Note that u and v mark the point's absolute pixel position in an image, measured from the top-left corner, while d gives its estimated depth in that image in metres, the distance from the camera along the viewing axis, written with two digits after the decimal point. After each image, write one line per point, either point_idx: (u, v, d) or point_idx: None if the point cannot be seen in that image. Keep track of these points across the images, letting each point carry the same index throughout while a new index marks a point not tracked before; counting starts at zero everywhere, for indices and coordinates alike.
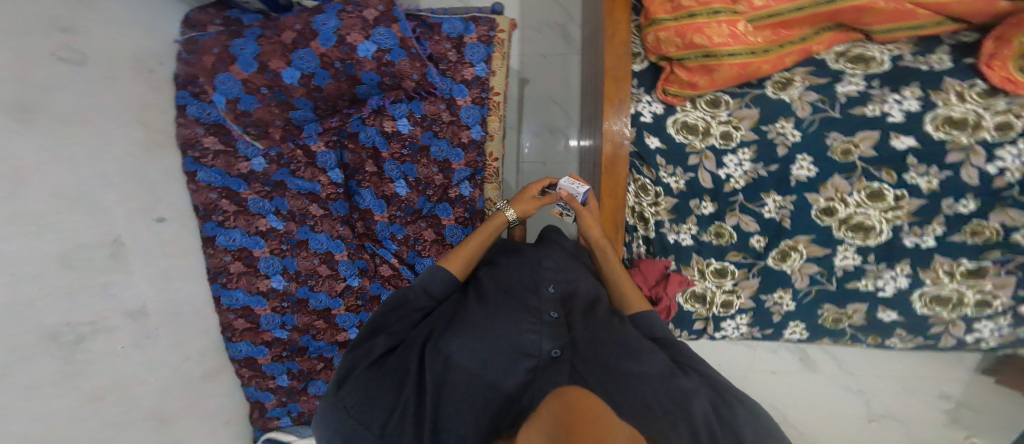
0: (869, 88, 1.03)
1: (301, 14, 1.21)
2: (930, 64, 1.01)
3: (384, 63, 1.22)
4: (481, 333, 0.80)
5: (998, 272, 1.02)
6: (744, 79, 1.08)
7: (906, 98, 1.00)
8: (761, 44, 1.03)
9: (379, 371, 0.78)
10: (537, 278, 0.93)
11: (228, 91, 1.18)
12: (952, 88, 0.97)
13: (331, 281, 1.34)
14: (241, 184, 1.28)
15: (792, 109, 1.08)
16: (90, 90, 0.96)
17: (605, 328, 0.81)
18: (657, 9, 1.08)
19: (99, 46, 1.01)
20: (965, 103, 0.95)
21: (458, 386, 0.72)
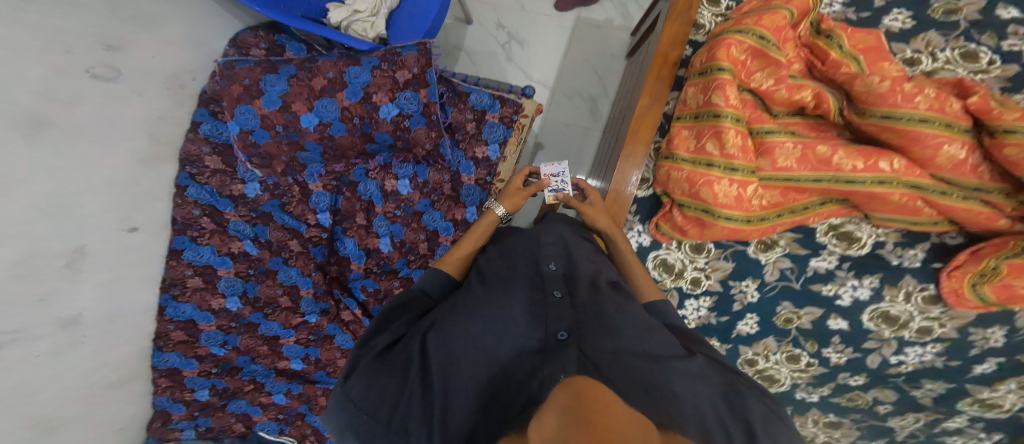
0: (836, 268, 1.12)
1: (337, 61, 1.31)
2: (898, 260, 1.08)
3: (401, 127, 1.39)
4: (481, 313, 0.68)
5: (851, 427, 1.38)
6: (733, 238, 1.07)
7: (862, 285, 1.11)
8: (757, 212, 1.01)
9: (384, 359, 0.66)
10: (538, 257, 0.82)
11: (244, 122, 1.27)
12: (905, 286, 1.08)
13: (288, 314, 1.44)
14: (228, 206, 1.36)
15: (763, 271, 1.17)
16: (110, 104, 1.07)
17: (612, 307, 0.68)
18: (680, 143, 1.06)
19: (140, 64, 1.14)
20: (908, 303, 1.09)
21: (460, 373, 0.60)
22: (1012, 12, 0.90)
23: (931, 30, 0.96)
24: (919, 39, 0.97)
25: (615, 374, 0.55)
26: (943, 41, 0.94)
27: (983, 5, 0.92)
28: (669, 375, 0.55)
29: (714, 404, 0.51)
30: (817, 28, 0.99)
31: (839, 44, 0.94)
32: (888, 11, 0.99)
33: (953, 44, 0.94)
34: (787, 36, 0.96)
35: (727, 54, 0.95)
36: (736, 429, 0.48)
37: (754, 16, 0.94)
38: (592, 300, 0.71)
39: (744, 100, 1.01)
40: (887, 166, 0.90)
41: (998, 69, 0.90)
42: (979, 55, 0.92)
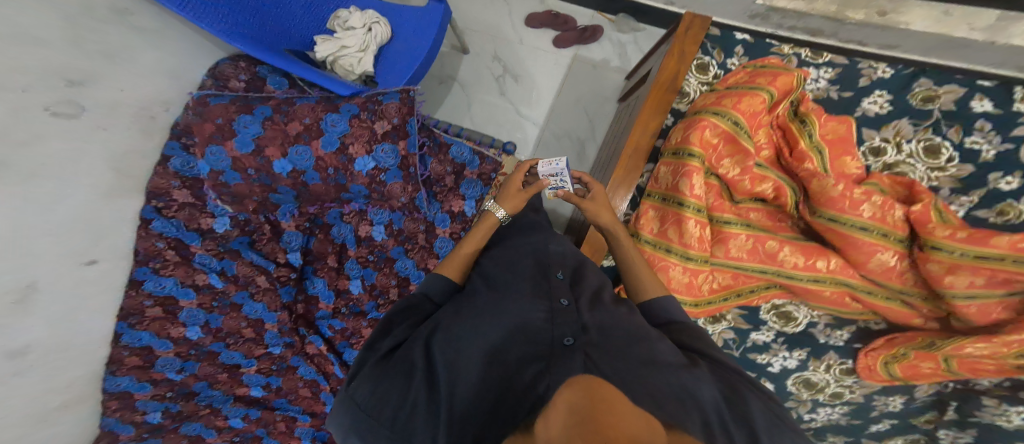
0: (772, 341, 1.20)
1: (315, 106, 1.19)
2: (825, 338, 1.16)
3: (377, 180, 1.30)
4: (488, 315, 0.66)
5: None
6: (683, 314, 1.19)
7: (788, 356, 1.20)
8: (706, 296, 1.13)
9: (388, 362, 0.63)
10: (545, 263, 0.79)
11: (215, 162, 1.14)
12: (828, 359, 1.16)
13: (251, 344, 1.33)
14: (195, 239, 1.21)
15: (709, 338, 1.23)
16: (73, 141, 0.93)
17: (621, 316, 0.68)
18: (646, 223, 1.12)
19: (108, 97, 0.99)
20: (828, 373, 1.18)
21: (469, 374, 0.59)
22: (984, 105, 1.01)
23: (903, 119, 1.06)
24: (890, 126, 1.07)
25: (628, 380, 0.54)
26: (915, 132, 1.05)
27: (959, 96, 1.03)
28: (679, 381, 0.55)
29: (721, 409, 0.52)
30: (796, 109, 1.09)
31: (810, 133, 1.03)
32: (869, 94, 1.09)
33: (922, 136, 1.04)
34: (761, 122, 1.05)
35: (704, 138, 1.03)
36: (739, 432, 0.50)
37: (735, 99, 1.02)
38: (601, 307, 0.69)
39: (711, 185, 1.09)
40: (823, 265, 1.03)
41: (955, 167, 1.02)
42: (941, 150, 1.03)
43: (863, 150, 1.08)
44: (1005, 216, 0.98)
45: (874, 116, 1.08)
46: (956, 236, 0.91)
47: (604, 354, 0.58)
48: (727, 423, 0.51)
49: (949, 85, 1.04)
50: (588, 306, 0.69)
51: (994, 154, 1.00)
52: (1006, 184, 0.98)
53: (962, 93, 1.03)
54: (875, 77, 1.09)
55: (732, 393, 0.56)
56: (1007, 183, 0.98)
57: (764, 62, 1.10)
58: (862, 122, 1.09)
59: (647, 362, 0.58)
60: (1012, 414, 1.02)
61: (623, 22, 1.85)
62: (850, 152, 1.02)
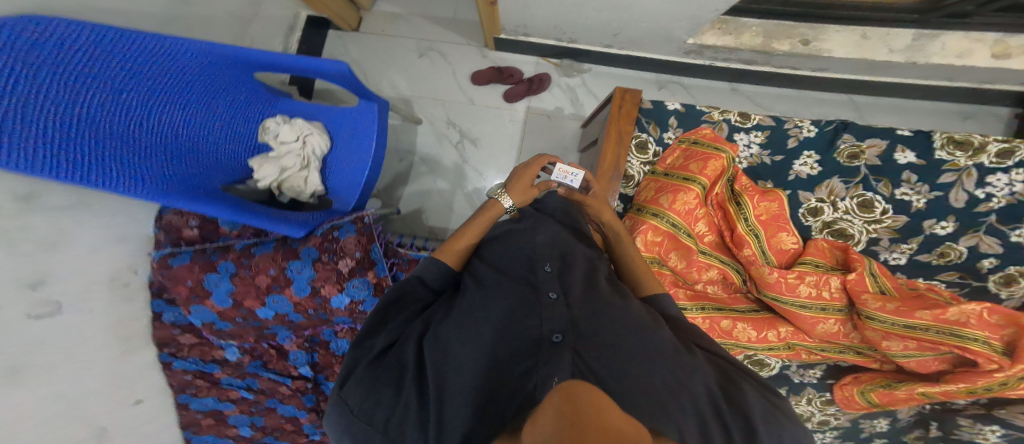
0: None
1: (276, 250, 0.95)
2: (799, 379, 0.93)
3: (359, 311, 0.97)
4: (473, 313, 0.58)
5: None
6: None
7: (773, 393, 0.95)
8: None
9: (381, 365, 0.56)
10: (527, 248, 0.68)
11: (202, 315, 0.98)
12: (807, 394, 0.93)
13: (295, 435, 1.17)
14: (215, 367, 1.07)
15: None
16: (58, 337, 0.74)
17: (617, 306, 0.58)
18: None
19: (76, 279, 0.76)
20: (809, 406, 0.96)
21: (459, 373, 0.51)
22: (907, 158, 0.85)
23: (835, 178, 0.87)
24: (822, 188, 0.87)
25: (618, 378, 0.48)
26: (844, 189, 0.87)
27: (885, 149, 0.86)
28: (672, 374, 0.49)
29: (714, 399, 0.46)
30: (732, 188, 0.87)
31: (747, 214, 0.83)
32: (798, 154, 0.89)
33: (845, 190, 0.87)
34: (697, 214, 0.84)
35: (644, 242, 0.82)
36: (735, 424, 0.44)
37: (664, 197, 0.82)
38: (595, 297, 0.60)
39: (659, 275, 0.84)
40: (784, 331, 0.82)
41: (889, 218, 0.86)
42: (872, 204, 0.86)
43: (801, 213, 0.89)
44: (937, 258, 0.85)
45: (807, 177, 0.89)
46: (888, 307, 0.72)
47: (595, 350, 0.51)
48: (723, 417, 0.45)
49: (874, 138, 0.87)
50: (580, 297, 0.60)
51: (921, 204, 0.84)
52: (939, 228, 0.84)
53: (881, 141, 0.86)
54: (787, 134, 0.90)
55: (726, 381, 0.50)
56: (937, 227, 0.84)
57: (708, 139, 0.88)
58: (793, 194, 0.89)
59: (640, 351, 0.51)
60: (989, 434, 0.88)
61: (569, 64, 1.28)
62: (787, 225, 0.83)
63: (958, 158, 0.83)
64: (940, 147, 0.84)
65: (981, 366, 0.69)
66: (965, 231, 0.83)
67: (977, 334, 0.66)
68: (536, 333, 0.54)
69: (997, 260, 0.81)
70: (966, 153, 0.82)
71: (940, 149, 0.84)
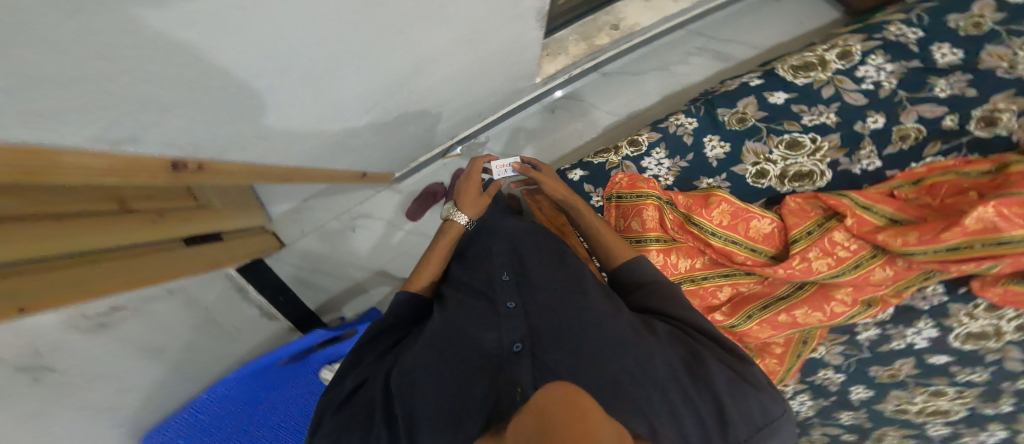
0: (882, 326, 0.75)
1: None
2: (927, 303, 0.71)
3: None
4: (432, 342, 0.46)
5: None
6: (797, 367, 0.83)
7: (922, 329, 0.72)
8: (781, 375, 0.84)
9: (347, 409, 0.46)
10: (490, 257, 0.58)
11: None
12: (958, 311, 0.69)
13: None
14: None
15: (824, 361, 0.81)
16: None
17: (578, 289, 0.50)
18: None
19: None
20: (979, 318, 0.68)
21: (424, 402, 0.41)
22: (780, 97, 0.77)
23: (747, 142, 0.77)
24: (747, 155, 0.77)
25: (583, 366, 0.41)
26: (767, 145, 0.75)
27: (758, 100, 0.78)
28: (643, 361, 0.41)
29: (681, 379, 0.41)
30: (679, 210, 0.78)
31: (709, 228, 0.74)
32: (700, 138, 0.80)
33: (766, 145, 0.76)
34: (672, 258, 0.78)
35: None
36: (703, 405, 0.39)
37: None
38: (551, 283, 0.52)
39: None
40: (842, 297, 0.69)
41: (826, 142, 0.73)
42: (800, 143, 0.74)
43: (750, 182, 0.76)
44: (906, 143, 0.70)
45: (727, 154, 0.79)
46: (914, 239, 0.58)
47: (556, 349, 0.43)
48: (691, 401, 0.39)
49: (746, 97, 0.80)
50: (545, 296, 0.50)
51: (834, 119, 0.74)
52: (873, 124, 0.72)
53: (752, 96, 0.79)
54: (672, 130, 0.82)
55: (690, 356, 0.43)
56: (870, 125, 0.72)
57: (626, 188, 0.80)
58: (729, 180, 0.77)
59: (615, 340, 0.43)
60: None
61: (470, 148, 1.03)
62: (753, 213, 0.72)
63: (816, 76, 0.76)
64: (792, 76, 0.78)
65: None
66: (897, 114, 0.71)
67: (1019, 235, 0.52)
68: (500, 344, 0.45)
69: (954, 114, 0.68)
70: (820, 68, 0.76)
71: (795, 78, 0.77)
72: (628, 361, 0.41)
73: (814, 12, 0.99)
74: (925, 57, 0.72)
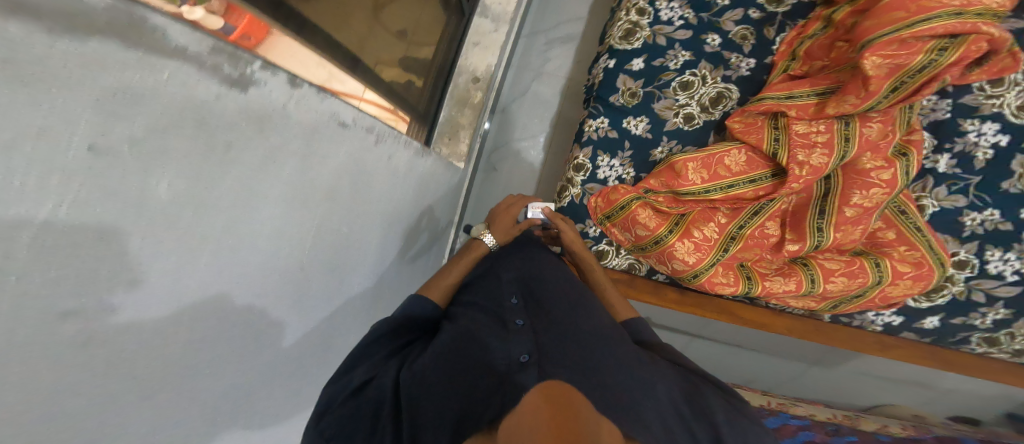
0: (950, 150, 0.80)
1: None
2: (943, 112, 0.80)
3: None
4: (456, 351, 0.55)
5: None
6: (928, 234, 0.75)
7: (979, 127, 0.78)
8: (924, 251, 0.75)
9: (358, 396, 0.51)
10: (502, 285, 0.69)
11: None
12: (982, 100, 0.77)
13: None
14: None
15: (953, 210, 0.81)
16: None
17: (586, 314, 0.62)
18: (789, 284, 0.80)
19: None
20: (1009, 92, 0.75)
21: (437, 404, 0.49)
22: (637, 65, 0.91)
23: (652, 106, 0.89)
24: (664, 112, 0.88)
25: (589, 379, 0.48)
26: (670, 97, 0.89)
27: (626, 77, 0.91)
28: (645, 386, 0.49)
29: (680, 408, 0.48)
30: (660, 193, 0.82)
31: (701, 191, 0.78)
32: (621, 125, 0.90)
33: (670, 99, 0.89)
34: (696, 234, 0.79)
35: (723, 286, 0.82)
36: (698, 427, 0.47)
37: (676, 265, 0.80)
38: (557, 310, 0.63)
39: (779, 273, 0.82)
40: (873, 163, 0.72)
41: (703, 69, 0.89)
42: (688, 84, 0.89)
43: (686, 129, 0.88)
44: (750, 39, 0.90)
45: (650, 122, 0.89)
46: (857, 100, 0.68)
47: (563, 365, 0.50)
48: (687, 423, 0.47)
49: (618, 77, 0.92)
50: (548, 322, 0.60)
51: (687, 53, 0.91)
52: (714, 41, 0.91)
53: (621, 74, 0.92)
54: (596, 135, 0.91)
55: (691, 388, 0.51)
56: (714, 43, 0.91)
57: (607, 207, 0.84)
58: (673, 137, 0.88)
59: (613, 361, 0.52)
60: None
61: None
62: (717, 156, 0.79)
63: (642, 35, 0.92)
64: (629, 44, 0.93)
65: (981, 36, 0.61)
66: (721, 23, 0.92)
67: (924, 58, 0.62)
68: (506, 360, 0.52)
69: (754, 7, 0.92)
70: (642, 26, 0.92)
71: (630, 45, 0.92)
72: (625, 378, 0.50)
73: None
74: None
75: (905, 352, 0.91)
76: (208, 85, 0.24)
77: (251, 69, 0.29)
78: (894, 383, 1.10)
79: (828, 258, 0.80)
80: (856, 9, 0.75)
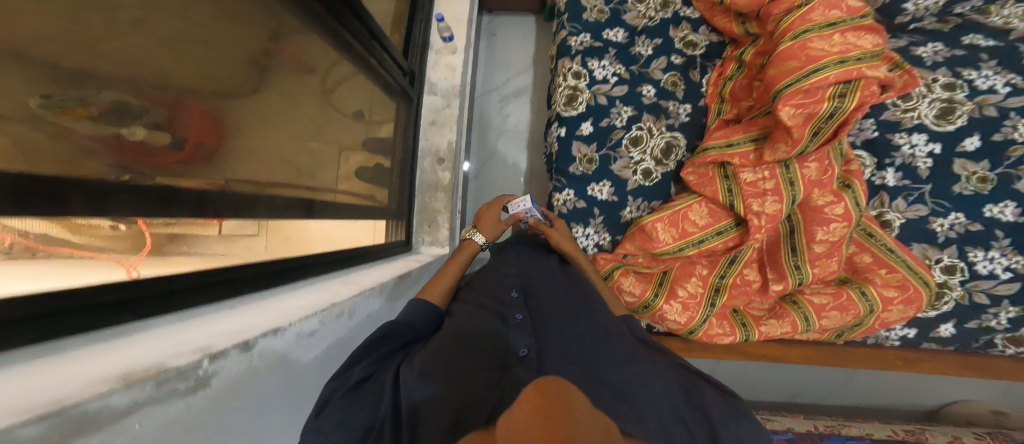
0: (891, 163, 0.84)
1: None
2: (869, 132, 0.86)
3: None
4: (455, 353, 0.58)
5: None
6: (904, 253, 0.77)
7: (910, 140, 0.83)
8: (903, 271, 0.77)
9: (355, 394, 0.52)
10: (500, 289, 0.76)
11: None
12: (899, 114, 0.84)
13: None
14: None
15: (923, 218, 0.83)
16: None
17: (580, 314, 0.69)
18: (784, 325, 0.82)
19: None
20: (918, 104, 0.83)
21: (431, 398, 0.51)
22: (586, 129, 0.93)
23: (611, 167, 0.91)
24: (623, 172, 0.90)
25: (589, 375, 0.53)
26: (625, 156, 0.90)
27: (580, 142, 0.93)
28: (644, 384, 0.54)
29: (676, 404, 0.53)
30: (638, 256, 0.85)
31: (675, 249, 0.82)
32: (587, 193, 0.92)
33: (626, 157, 0.90)
34: (682, 291, 0.81)
35: (723, 337, 0.83)
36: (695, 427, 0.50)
37: (671, 324, 0.83)
38: (553, 316, 0.68)
39: (771, 314, 0.84)
40: (824, 199, 0.75)
41: (649, 122, 0.92)
42: (641, 139, 0.91)
43: (648, 184, 0.89)
44: (681, 85, 0.95)
45: (613, 185, 0.91)
46: (787, 147, 0.73)
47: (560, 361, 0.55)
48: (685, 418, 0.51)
49: (572, 145, 0.93)
50: (543, 321, 0.66)
51: (629, 108, 0.93)
52: (649, 91, 0.94)
53: (574, 142, 0.93)
54: (566, 208, 0.93)
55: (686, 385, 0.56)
56: (650, 94, 0.94)
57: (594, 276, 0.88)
58: (638, 196, 0.90)
59: (604, 360, 0.58)
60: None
61: None
62: (681, 213, 0.82)
63: (584, 97, 0.94)
64: (574, 109, 0.94)
65: (871, 74, 0.68)
66: (650, 74, 0.96)
67: (829, 103, 0.69)
68: (505, 357, 0.56)
69: (675, 55, 0.98)
70: (579, 90, 0.94)
71: (571, 111, 0.94)
72: (619, 373, 0.55)
73: (522, 41, 1.43)
74: (611, 45, 0.99)
75: (930, 367, 0.87)
76: (174, 405, 0.28)
77: (209, 363, 0.31)
78: (956, 377, 1.03)
79: (815, 292, 0.82)
80: (760, 50, 0.87)
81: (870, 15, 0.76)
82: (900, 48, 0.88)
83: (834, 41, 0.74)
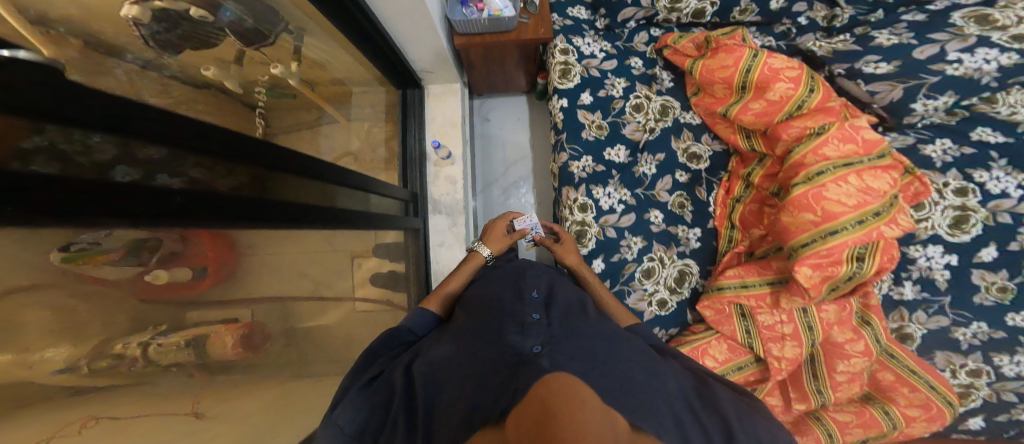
0: (908, 275, 0.88)
1: None
2: None
3: None
4: (467, 347, 0.59)
5: None
6: (929, 370, 0.84)
7: (927, 252, 0.86)
8: (924, 389, 0.83)
9: (373, 388, 0.59)
10: (517, 284, 0.71)
11: None
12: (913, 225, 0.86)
13: None
14: None
15: (943, 330, 0.86)
16: None
17: (595, 315, 0.68)
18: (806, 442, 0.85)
19: None
20: (931, 214, 0.85)
21: (438, 393, 0.53)
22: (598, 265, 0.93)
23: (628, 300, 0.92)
24: (639, 305, 0.92)
25: (604, 369, 0.52)
26: (639, 289, 0.92)
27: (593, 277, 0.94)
28: (658, 382, 0.55)
29: (689, 405, 0.54)
30: None
31: None
32: None
33: (640, 290, 0.92)
34: None
35: None
36: (709, 425, 0.52)
37: None
38: (570, 313, 0.65)
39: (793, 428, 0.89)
40: (844, 336, 0.80)
41: (660, 255, 0.93)
42: (653, 271, 0.92)
43: (663, 314, 0.92)
44: (688, 206, 0.95)
45: None
46: (803, 300, 0.76)
47: (573, 356, 0.51)
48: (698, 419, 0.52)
49: None
50: (561, 317, 0.63)
51: (638, 239, 0.94)
52: (657, 218, 0.95)
53: None
54: None
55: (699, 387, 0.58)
56: (658, 220, 0.95)
57: None
58: (656, 325, 0.92)
59: (621, 357, 0.57)
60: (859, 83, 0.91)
61: None
62: (702, 348, 0.85)
63: (592, 231, 0.94)
64: (583, 245, 0.94)
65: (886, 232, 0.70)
66: (652, 196, 0.96)
67: (847, 268, 0.71)
68: (519, 348, 0.54)
69: (678, 171, 0.96)
70: (587, 224, 0.94)
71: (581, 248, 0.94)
72: (638, 373, 0.55)
73: (519, 125, 1.41)
74: (611, 166, 0.98)
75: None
76: None
77: None
78: None
79: (839, 410, 0.87)
80: (768, 174, 0.85)
81: (886, 151, 0.74)
82: (908, 146, 0.89)
83: (852, 187, 0.71)
